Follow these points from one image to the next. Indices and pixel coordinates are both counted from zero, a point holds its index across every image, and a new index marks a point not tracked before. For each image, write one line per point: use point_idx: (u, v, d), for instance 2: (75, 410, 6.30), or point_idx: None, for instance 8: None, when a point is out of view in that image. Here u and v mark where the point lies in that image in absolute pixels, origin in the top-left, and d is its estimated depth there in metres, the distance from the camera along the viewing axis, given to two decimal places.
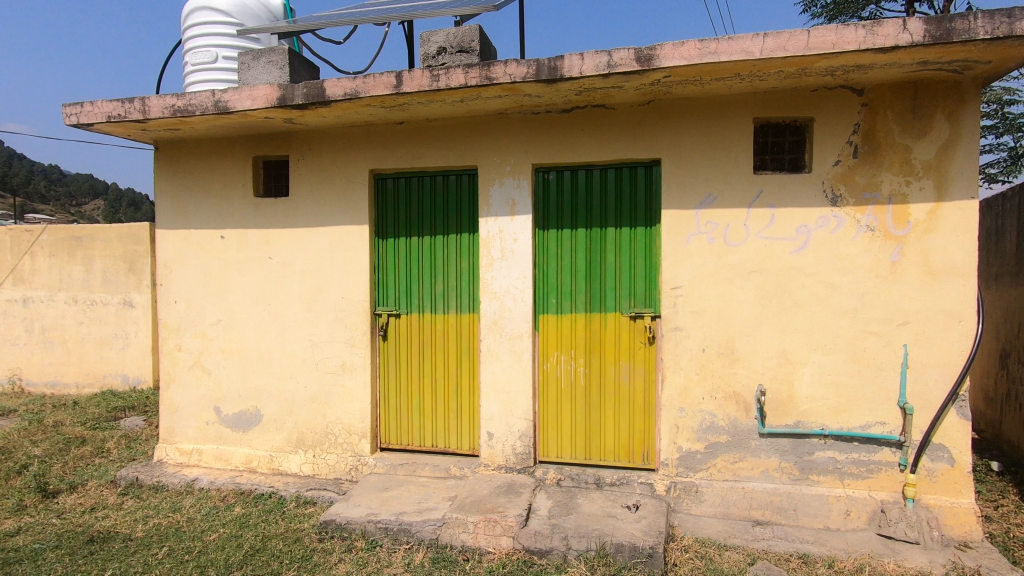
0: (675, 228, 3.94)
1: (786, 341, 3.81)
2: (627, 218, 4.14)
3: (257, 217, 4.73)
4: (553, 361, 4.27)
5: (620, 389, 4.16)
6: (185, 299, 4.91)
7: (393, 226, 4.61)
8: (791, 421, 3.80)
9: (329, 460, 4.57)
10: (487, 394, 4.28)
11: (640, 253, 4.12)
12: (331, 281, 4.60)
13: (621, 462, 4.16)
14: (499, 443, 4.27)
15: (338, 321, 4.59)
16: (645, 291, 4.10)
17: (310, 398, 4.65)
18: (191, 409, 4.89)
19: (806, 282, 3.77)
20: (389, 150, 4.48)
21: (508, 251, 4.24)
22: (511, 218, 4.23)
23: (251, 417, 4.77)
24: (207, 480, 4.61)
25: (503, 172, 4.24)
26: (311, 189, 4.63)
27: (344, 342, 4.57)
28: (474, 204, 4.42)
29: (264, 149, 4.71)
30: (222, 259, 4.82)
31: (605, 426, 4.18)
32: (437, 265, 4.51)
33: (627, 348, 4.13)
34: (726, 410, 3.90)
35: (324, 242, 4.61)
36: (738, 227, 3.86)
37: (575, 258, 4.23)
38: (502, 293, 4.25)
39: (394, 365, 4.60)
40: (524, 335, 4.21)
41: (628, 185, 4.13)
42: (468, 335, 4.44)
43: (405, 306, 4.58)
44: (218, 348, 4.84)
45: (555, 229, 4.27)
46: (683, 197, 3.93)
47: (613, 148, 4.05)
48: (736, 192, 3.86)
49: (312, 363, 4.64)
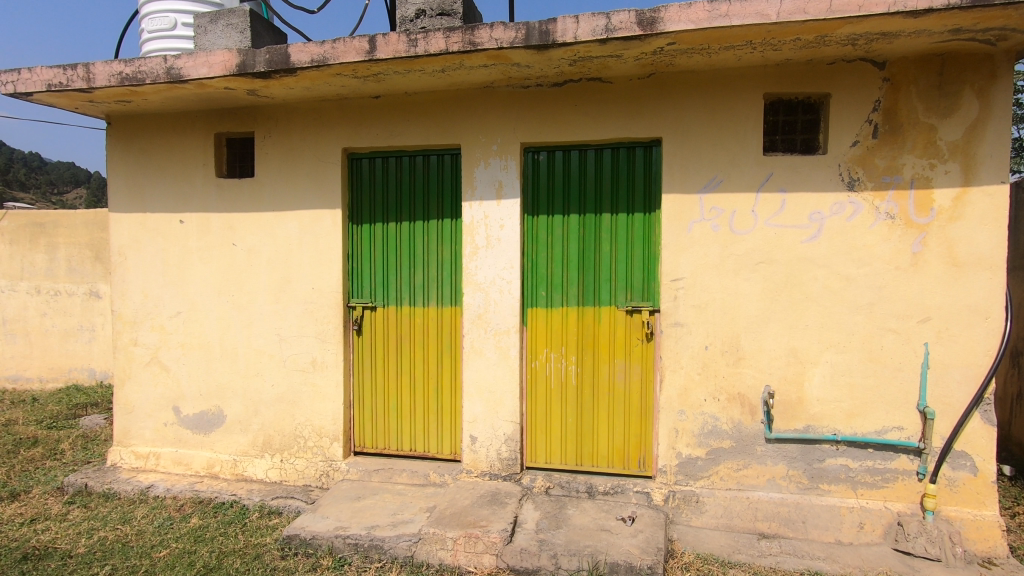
0: (677, 215, 3.60)
1: (795, 338, 3.49)
2: (624, 203, 3.79)
3: (220, 199, 4.33)
4: (543, 360, 3.92)
5: (615, 390, 3.82)
6: (140, 289, 4.48)
7: (368, 211, 4.22)
8: (800, 426, 3.50)
9: (298, 465, 4.20)
10: (470, 394, 3.93)
11: (637, 242, 3.77)
12: (300, 271, 4.21)
13: (615, 468, 3.83)
14: (483, 448, 3.92)
15: (308, 314, 4.20)
16: (643, 284, 3.76)
17: (278, 398, 4.26)
18: (148, 409, 4.48)
19: (818, 274, 3.45)
20: (364, 127, 4.09)
21: (494, 239, 3.88)
22: (497, 202, 3.87)
23: (214, 417, 4.38)
24: (163, 487, 4.22)
25: (489, 152, 3.87)
26: (278, 169, 4.23)
27: (314, 337, 4.20)
28: (457, 187, 4.05)
29: (227, 125, 4.30)
30: (182, 246, 4.40)
31: (598, 429, 3.85)
32: (418, 254, 4.13)
33: (622, 345, 3.80)
34: (730, 413, 3.58)
35: (293, 228, 4.22)
36: (746, 214, 3.52)
37: (567, 247, 3.88)
38: (488, 285, 3.89)
39: (369, 363, 4.23)
40: (511, 331, 3.86)
41: (626, 168, 3.79)
42: (450, 330, 4.08)
43: (381, 298, 4.20)
44: (177, 343, 4.42)
45: (545, 216, 3.91)
46: (686, 180, 3.58)
47: (609, 126, 3.69)
48: (744, 175, 3.52)
49: (280, 360, 4.26)
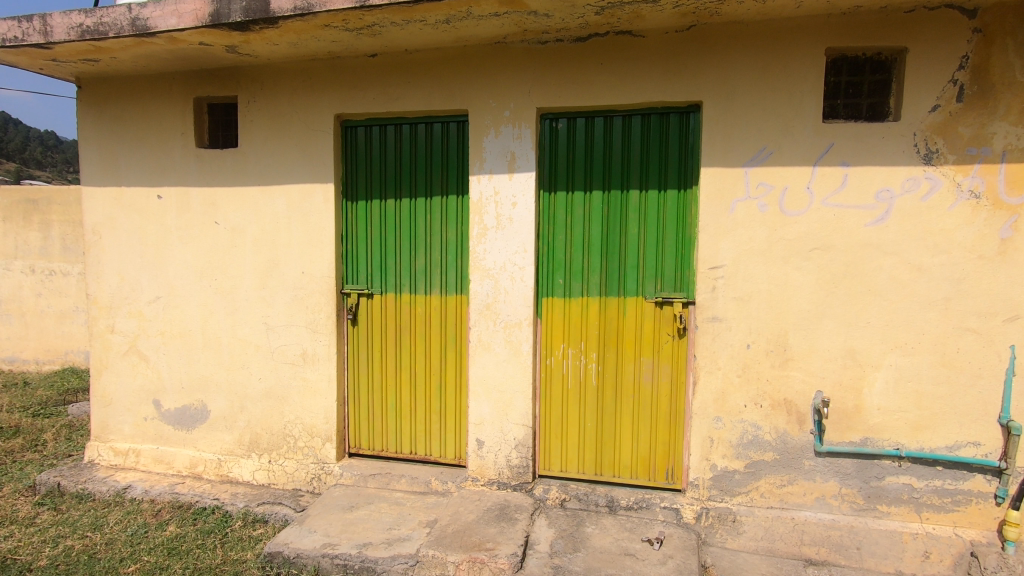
0: (717, 192, 3.11)
1: (854, 337, 3.01)
2: (655, 179, 3.29)
3: (200, 172, 3.89)
4: (559, 357, 3.47)
5: (639, 392, 3.37)
6: (116, 272, 4.08)
7: (364, 186, 3.76)
8: (857, 438, 3.03)
9: (287, 467, 3.82)
10: (476, 393, 3.50)
11: (669, 224, 3.28)
12: (289, 253, 3.78)
13: (639, 480, 3.39)
14: (491, 453, 3.50)
15: (298, 301, 3.78)
16: (675, 272, 3.28)
17: (265, 393, 3.87)
18: (127, 403, 4.11)
19: (884, 264, 2.95)
20: (358, 90, 3.61)
21: (505, 219, 3.40)
22: (509, 176, 3.39)
23: (197, 412, 4.00)
24: (141, 488, 3.85)
25: (500, 119, 3.38)
26: (264, 139, 3.77)
27: (304, 327, 3.78)
28: (463, 159, 3.57)
29: (208, 89, 3.84)
30: (160, 224, 3.98)
31: (621, 436, 3.41)
32: (419, 235, 3.68)
33: (649, 342, 3.33)
34: (775, 421, 3.12)
35: (281, 205, 3.77)
36: (800, 192, 3.02)
37: (588, 229, 3.40)
38: (497, 271, 3.43)
39: (366, 356, 3.81)
40: (522, 324, 3.41)
41: (658, 138, 3.28)
42: (455, 321, 3.63)
43: (378, 284, 3.76)
44: (157, 332, 4.04)
45: (564, 192, 3.42)
46: (729, 152, 3.08)
47: (640, 88, 3.18)
48: (798, 146, 3.01)
49: (267, 352, 3.85)
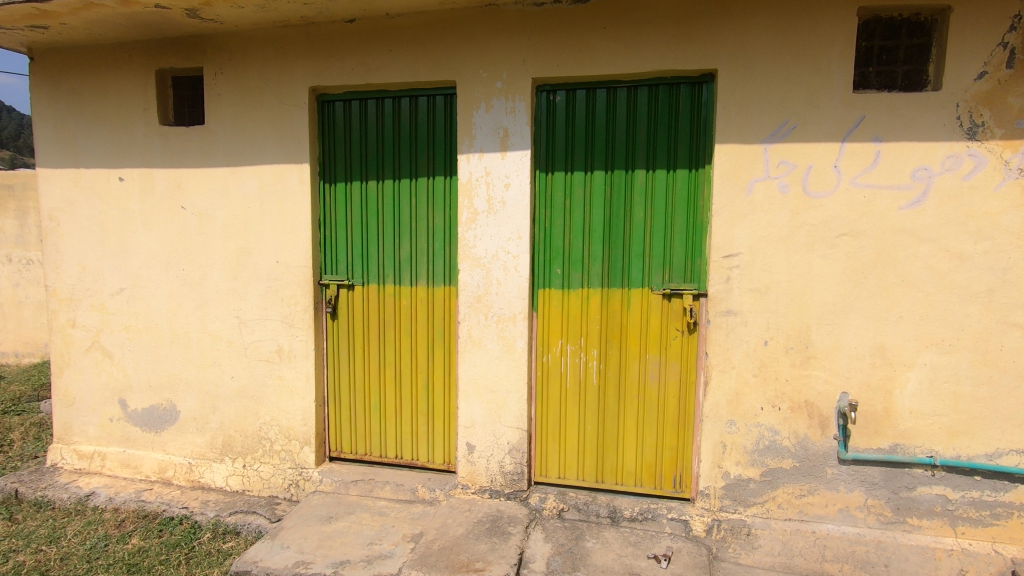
0: (733, 172, 2.79)
1: (884, 333, 2.71)
2: (664, 157, 2.97)
3: (165, 152, 3.55)
4: (556, 354, 3.17)
5: (645, 393, 3.07)
6: (77, 261, 3.76)
7: (343, 166, 3.43)
8: (886, 445, 2.74)
9: (262, 473, 3.53)
10: (466, 393, 3.20)
11: (679, 207, 2.96)
12: (262, 240, 3.46)
13: (644, 488, 3.11)
14: (482, 459, 3.21)
15: (272, 292, 3.47)
16: (685, 261, 2.97)
17: (239, 392, 3.57)
18: (91, 402, 3.81)
19: (920, 251, 2.64)
20: (336, 60, 3.26)
21: (497, 202, 3.08)
22: (501, 154, 3.06)
23: (166, 413, 3.70)
24: (106, 495, 3.57)
25: (492, 90, 3.05)
26: (233, 114, 3.43)
27: (279, 321, 3.47)
28: (451, 136, 3.24)
29: (171, 60, 3.49)
30: (123, 209, 3.65)
31: (625, 440, 3.12)
32: (403, 221, 3.35)
33: (656, 338, 3.03)
34: (794, 425, 2.83)
35: (253, 188, 3.45)
36: (826, 171, 2.70)
37: (589, 214, 3.07)
38: (489, 260, 3.12)
39: (347, 352, 3.50)
40: (517, 318, 3.11)
41: (666, 112, 2.95)
42: (443, 315, 3.32)
43: (360, 274, 3.45)
44: (121, 326, 3.72)
45: (562, 173, 3.09)
46: (747, 127, 2.76)
47: (647, 55, 2.84)
48: (825, 119, 2.69)
49: (240, 348, 3.55)
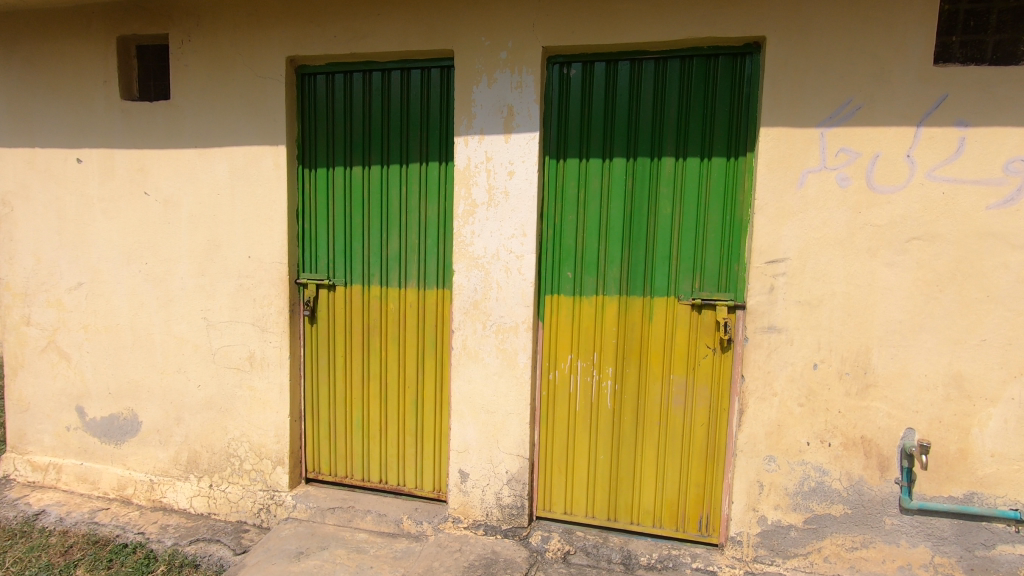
0: (780, 161, 2.34)
1: (963, 359, 2.24)
2: (697, 143, 2.50)
3: (126, 131, 3.14)
4: (565, 371, 2.73)
5: (667, 420, 2.62)
6: (31, 251, 3.37)
7: (325, 150, 3.00)
8: (959, 493, 2.29)
9: (230, 495, 3.13)
10: (459, 412, 2.78)
11: (714, 202, 2.49)
12: (232, 232, 3.05)
13: (663, 529, 2.67)
14: (476, 489, 2.79)
15: (243, 291, 3.06)
16: (719, 266, 2.51)
17: (206, 403, 3.17)
18: (47, 409, 3.43)
19: (1011, 261, 2.17)
20: (317, 25, 2.83)
21: (499, 193, 2.64)
22: (505, 137, 2.61)
23: (126, 423, 3.31)
24: (56, 514, 3.18)
25: (494, 61, 2.60)
26: (202, 88, 3.01)
27: (251, 324, 3.07)
28: (447, 116, 2.80)
29: (134, 25, 3.07)
30: (80, 194, 3.25)
31: (642, 474, 2.67)
32: (392, 213, 2.92)
33: (682, 356, 2.57)
34: (847, 466, 2.38)
35: (223, 172, 3.03)
36: (895, 161, 2.23)
37: (606, 208, 2.62)
38: (489, 260, 2.68)
39: (326, 361, 3.08)
40: (519, 328, 2.67)
41: (701, 89, 2.49)
42: (434, 323, 2.89)
43: (342, 273, 3.02)
44: (79, 325, 3.34)
45: (575, 161, 2.64)
46: (799, 107, 2.30)
47: (680, 19, 2.38)
48: (897, 98, 2.21)
49: (207, 353, 3.14)
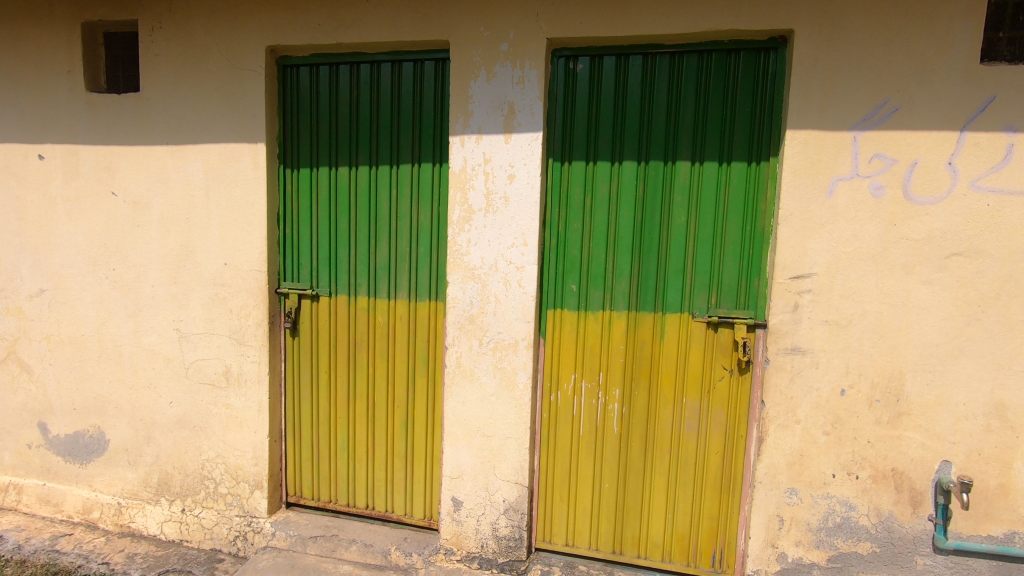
0: (808, 167, 2.13)
1: (1006, 387, 2.04)
2: (715, 146, 2.28)
3: (92, 125, 2.89)
4: (568, 393, 2.52)
5: (679, 446, 2.42)
6: None
7: (309, 149, 2.76)
8: (998, 532, 2.10)
9: (204, 520, 2.90)
10: (453, 436, 2.56)
11: (733, 211, 2.28)
12: (207, 236, 2.80)
13: (673, 564, 2.47)
14: (471, 518, 2.58)
15: (219, 301, 2.82)
16: (738, 281, 2.30)
17: (178, 421, 2.93)
18: (7, 424, 3.18)
19: None
20: (300, 13, 2.59)
21: (498, 198, 2.41)
22: (504, 137, 2.39)
23: (93, 441, 3.06)
24: (14, 540, 2.94)
25: (494, 54, 2.37)
26: (174, 80, 2.76)
27: (227, 336, 2.83)
28: (442, 113, 2.57)
29: (100, 10, 2.82)
30: (42, 193, 2.99)
31: (651, 504, 2.47)
32: (381, 217, 2.69)
33: (696, 379, 2.37)
34: (876, 501, 2.18)
35: (197, 172, 2.78)
36: (935, 169, 2.03)
37: (614, 216, 2.40)
38: (486, 271, 2.46)
39: (309, 378, 2.84)
40: (519, 346, 2.45)
41: (721, 87, 2.27)
42: (426, 338, 2.67)
43: (326, 282, 2.79)
44: (42, 335, 3.08)
45: (581, 164, 2.42)
46: (830, 108, 2.09)
47: (700, 9, 2.16)
48: (939, 99, 2.01)
49: (180, 368, 2.91)
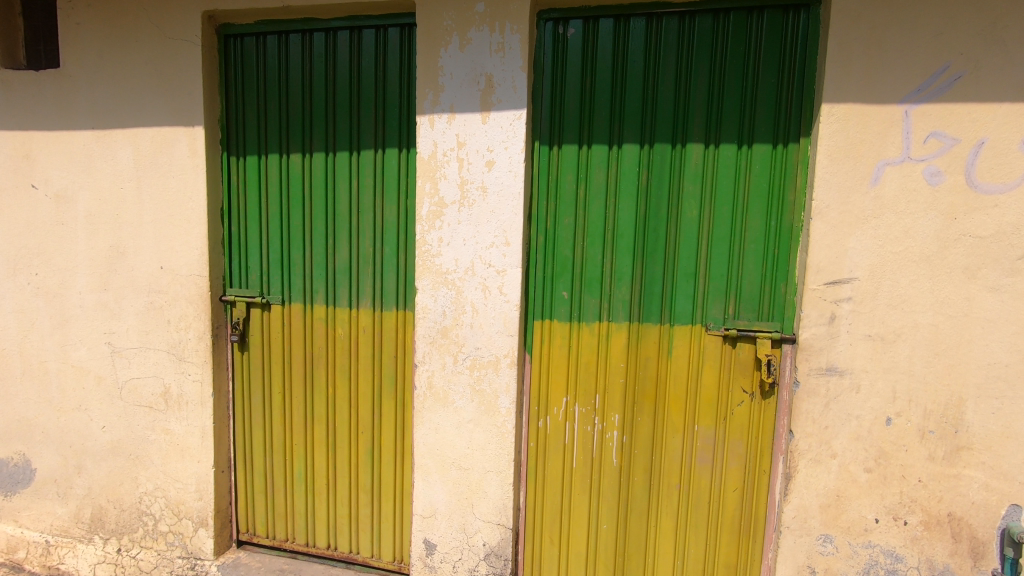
0: (848, 150, 1.75)
1: None
2: (733, 125, 1.90)
3: (7, 107, 2.48)
4: (558, 418, 2.14)
5: (690, 482, 2.04)
6: None
7: (257, 133, 2.37)
8: None
9: (142, 562, 2.53)
10: (424, 469, 2.19)
11: (754, 203, 1.90)
12: (140, 236, 2.41)
13: None
14: (446, 565, 2.21)
15: (155, 311, 2.44)
16: (761, 286, 1.92)
17: (112, 449, 2.55)
18: None
19: None
20: None
21: (475, 189, 2.03)
22: (481, 116, 2.00)
23: (17, 471, 2.67)
24: None
25: (468, 16, 1.99)
26: (98, 54, 2.37)
27: (166, 351, 2.44)
28: (409, 90, 2.18)
29: None
30: None
31: (657, 549, 2.10)
32: (340, 213, 2.30)
33: (711, 403, 2.00)
34: (928, 552, 1.81)
35: (127, 161, 2.39)
36: (1007, 150, 1.65)
37: (612, 210, 2.02)
38: (461, 276, 2.08)
39: (261, 398, 2.46)
40: (500, 364, 2.07)
41: (740, 54, 1.89)
42: (394, 354, 2.29)
43: (279, 288, 2.41)
44: None
45: (573, 149, 2.03)
46: (876, 76, 1.71)
47: None
48: (1012, 64, 1.63)
49: (113, 388, 2.52)
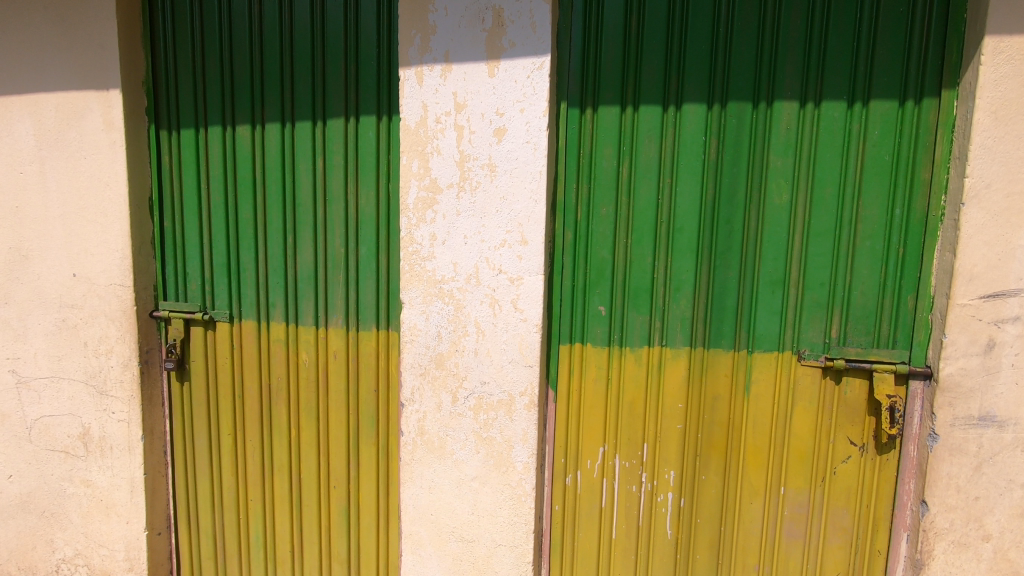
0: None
1: None
2: (843, 75, 1.36)
3: None
4: (592, 474, 1.61)
5: (772, 563, 1.51)
6: None
7: (195, 100, 1.83)
8: None
9: None
10: (415, 540, 1.65)
11: (870, 185, 1.36)
12: (46, 234, 1.86)
13: None
14: None
15: (69, 330, 1.89)
16: (877, 300, 1.39)
17: (20, 505, 2.00)
18: None
19: None
20: None
21: (478, 167, 1.48)
22: (487, 66, 1.45)
23: None
24: None
25: None
26: None
27: (84, 382, 1.90)
28: (388, 36, 1.63)
29: None
30: None
31: None
32: (302, 203, 1.76)
33: (804, 458, 1.47)
34: None
35: (26, 137, 1.83)
36: None
37: (667, 196, 1.47)
38: (462, 286, 1.53)
39: (207, 441, 1.93)
40: (515, 405, 1.54)
41: None
42: (374, 388, 1.74)
43: (227, 301, 1.87)
44: None
45: (613, 112, 1.49)
46: None
47: None
48: None
49: (18, 429, 1.97)
